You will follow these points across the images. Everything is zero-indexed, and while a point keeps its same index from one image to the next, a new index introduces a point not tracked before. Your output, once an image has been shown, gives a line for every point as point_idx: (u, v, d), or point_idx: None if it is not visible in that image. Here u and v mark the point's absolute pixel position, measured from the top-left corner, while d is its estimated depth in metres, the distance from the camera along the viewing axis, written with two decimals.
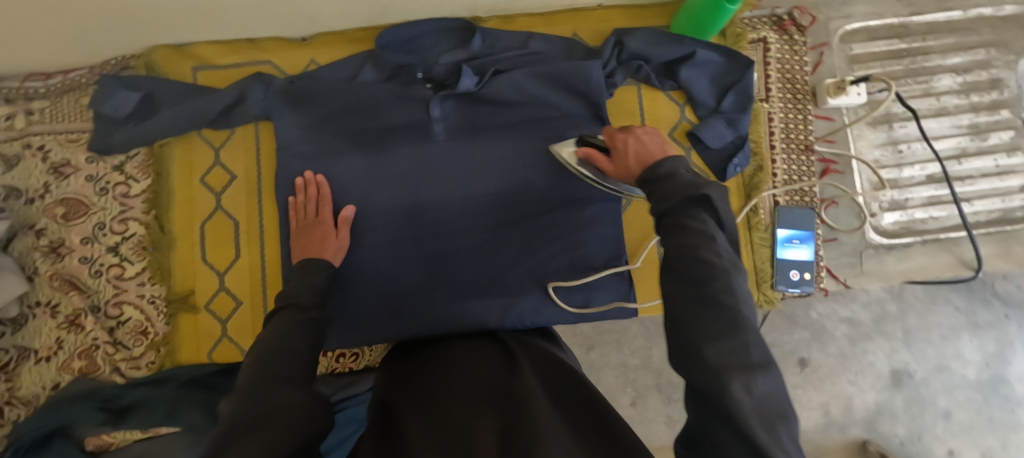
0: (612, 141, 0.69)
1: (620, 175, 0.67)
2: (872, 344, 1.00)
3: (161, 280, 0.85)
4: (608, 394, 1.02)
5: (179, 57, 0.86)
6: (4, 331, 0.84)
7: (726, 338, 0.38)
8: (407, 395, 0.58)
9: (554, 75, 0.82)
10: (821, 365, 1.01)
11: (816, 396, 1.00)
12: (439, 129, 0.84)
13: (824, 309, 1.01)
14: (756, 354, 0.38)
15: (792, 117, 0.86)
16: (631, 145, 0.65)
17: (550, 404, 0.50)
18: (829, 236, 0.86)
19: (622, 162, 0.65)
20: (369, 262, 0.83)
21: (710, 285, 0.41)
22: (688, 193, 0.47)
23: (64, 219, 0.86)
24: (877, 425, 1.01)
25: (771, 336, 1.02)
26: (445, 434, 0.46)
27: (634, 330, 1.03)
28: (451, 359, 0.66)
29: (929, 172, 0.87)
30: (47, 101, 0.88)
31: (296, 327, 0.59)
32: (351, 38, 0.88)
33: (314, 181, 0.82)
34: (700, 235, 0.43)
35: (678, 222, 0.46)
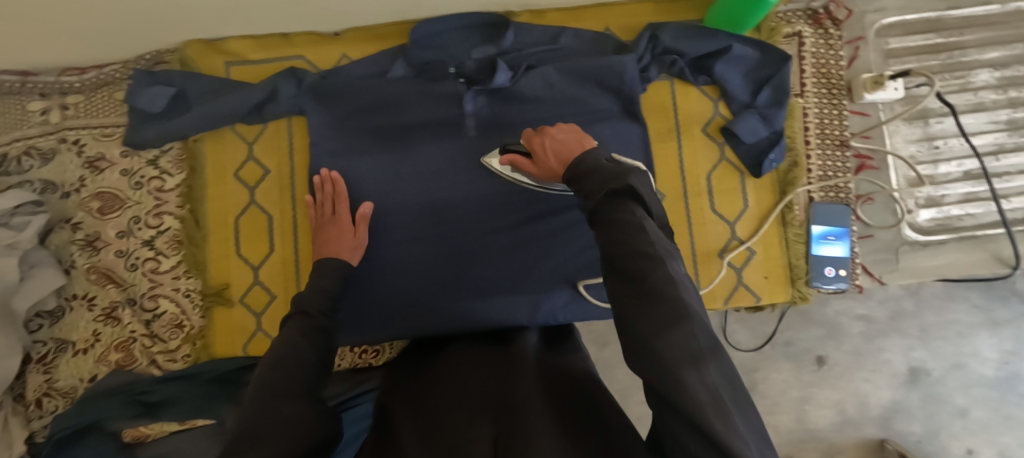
0: (530, 146, 0.68)
1: (546, 176, 0.66)
2: (887, 341, 1.02)
3: (196, 274, 0.85)
4: (629, 390, 1.03)
5: (211, 52, 0.86)
6: (42, 323, 0.86)
7: (672, 332, 0.37)
8: (411, 397, 0.60)
9: (587, 70, 0.81)
10: (838, 362, 1.04)
11: (831, 394, 1.03)
12: (471, 124, 0.84)
13: (840, 304, 1.03)
14: (703, 340, 0.37)
15: (827, 113, 0.85)
16: (549, 147, 0.65)
17: (553, 411, 0.50)
18: (863, 232, 0.85)
19: (545, 163, 0.65)
20: (394, 258, 0.83)
21: (652, 280, 0.40)
22: (613, 187, 0.46)
23: (99, 213, 0.87)
24: (893, 425, 1.02)
25: (786, 334, 1.04)
26: (447, 442, 0.46)
27: None
28: (453, 363, 0.67)
29: (966, 168, 0.85)
30: (81, 95, 0.88)
31: (302, 334, 0.59)
32: (380, 33, 0.87)
33: (330, 178, 0.82)
34: (623, 226, 0.43)
35: (611, 216, 0.45)
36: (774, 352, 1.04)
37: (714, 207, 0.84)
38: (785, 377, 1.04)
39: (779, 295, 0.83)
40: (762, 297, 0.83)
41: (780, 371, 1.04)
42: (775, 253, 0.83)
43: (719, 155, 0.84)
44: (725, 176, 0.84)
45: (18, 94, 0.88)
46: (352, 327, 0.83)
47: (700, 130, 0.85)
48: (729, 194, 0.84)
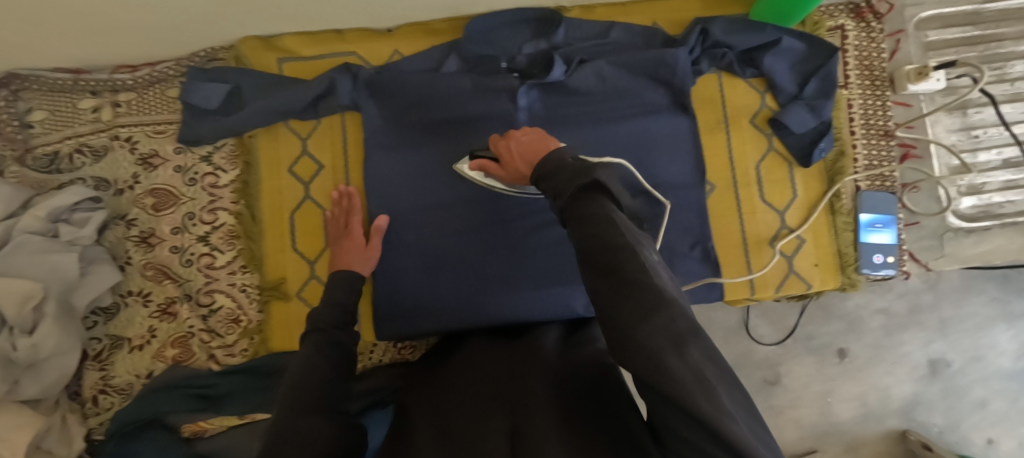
0: (495, 150, 0.68)
1: (514, 178, 0.68)
2: (907, 334, 1.09)
3: (253, 269, 0.86)
4: None
5: (265, 49, 0.87)
6: (97, 321, 0.85)
7: (649, 320, 0.36)
8: (424, 398, 0.60)
9: (639, 63, 0.83)
10: (859, 355, 1.10)
11: (855, 387, 1.09)
12: (524, 118, 0.85)
13: (860, 298, 1.10)
14: (683, 322, 0.36)
15: (870, 104, 0.87)
16: (515, 150, 0.64)
17: (568, 405, 0.49)
18: (909, 220, 0.87)
19: (513, 167, 0.65)
20: (447, 251, 0.84)
21: (624, 270, 0.39)
22: (579, 182, 0.46)
23: (153, 209, 0.87)
24: (916, 416, 1.08)
25: (808, 328, 1.11)
26: (459, 441, 0.46)
27: None
28: (464, 364, 0.67)
29: (1005, 157, 0.87)
30: (133, 93, 0.89)
31: (317, 352, 0.60)
32: (433, 28, 0.88)
33: (348, 192, 0.85)
34: (588, 220, 0.43)
35: (578, 212, 0.44)
36: (796, 346, 1.10)
37: (763, 196, 0.85)
38: (808, 371, 1.10)
39: (829, 282, 0.84)
40: (812, 284, 0.84)
41: (803, 365, 1.10)
42: (825, 241, 0.85)
43: (767, 146, 0.86)
44: (774, 166, 0.86)
45: (68, 92, 0.88)
46: (407, 320, 0.84)
47: (748, 121, 0.86)
48: (778, 183, 0.85)
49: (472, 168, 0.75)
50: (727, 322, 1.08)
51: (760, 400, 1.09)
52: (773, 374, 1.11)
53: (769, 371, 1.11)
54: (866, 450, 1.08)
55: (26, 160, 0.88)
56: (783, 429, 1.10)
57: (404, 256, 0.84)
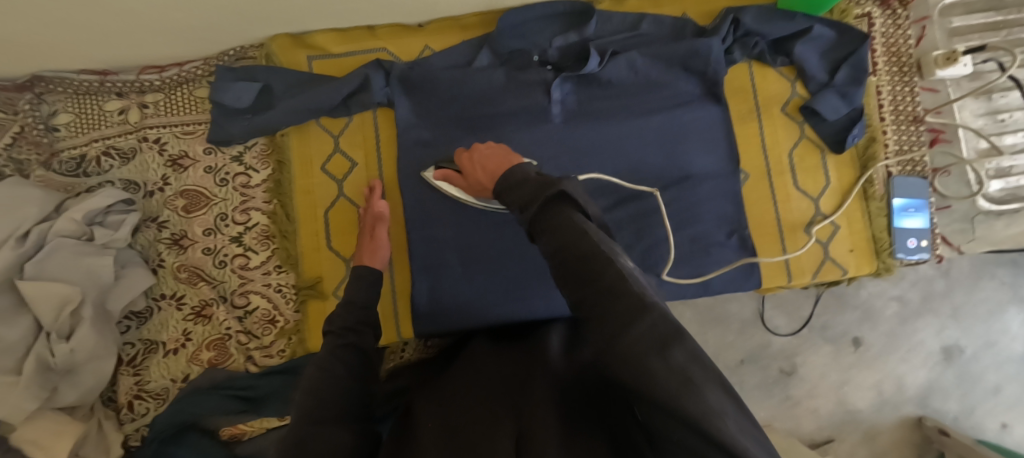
0: (460, 162, 0.74)
1: (474, 188, 0.72)
2: (922, 322, 1.18)
3: (289, 268, 0.85)
4: None
5: (296, 46, 0.86)
6: (130, 325, 0.84)
7: (630, 325, 0.36)
8: (420, 401, 0.60)
9: (672, 54, 0.83)
10: (873, 345, 1.18)
11: (868, 375, 1.18)
12: (558, 111, 0.85)
13: (875, 287, 1.19)
14: (665, 326, 0.36)
15: (899, 90, 0.88)
16: (478, 161, 0.70)
17: (572, 403, 0.48)
18: (940, 204, 0.88)
19: (474, 176, 0.71)
20: (483, 245, 0.84)
21: (603, 278, 0.39)
22: (546, 195, 0.46)
23: (185, 211, 0.86)
24: (931, 402, 1.17)
25: (824, 319, 1.19)
26: (461, 441, 0.45)
27: (688, 316, 1.19)
28: (466, 370, 0.65)
29: None
30: (161, 94, 0.88)
31: (333, 358, 0.59)
32: (464, 23, 0.87)
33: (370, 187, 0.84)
34: (554, 230, 0.43)
35: (547, 223, 0.45)
36: (811, 335, 1.19)
37: (797, 184, 0.86)
38: (824, 361, 1.18)
39: (864, 267, 0.85)
40: (848, 270, 0.85)
41: (819, 354, 1.19)
42: (858, 227, 0.86)
43: (800, 133, 0.86)
44: (806, 154, 0.86)
45: (94, 94, 0.87)
46: (445, 316, 0.83)
47: (780, 110, 0.87)
48: (812, 171, 0.86)
49: (438, 178, 0.80)
50: (743, 314, 1.19)
51: (778, 390, 1.18)
52: (790, 365, 1.19)
53: (786, 361, 1.19)
54: (884, 437, 1.17)
55: (52, 164, 0.86)
56: (802, 420, 1.17)
57: (442, 252, 0.84)
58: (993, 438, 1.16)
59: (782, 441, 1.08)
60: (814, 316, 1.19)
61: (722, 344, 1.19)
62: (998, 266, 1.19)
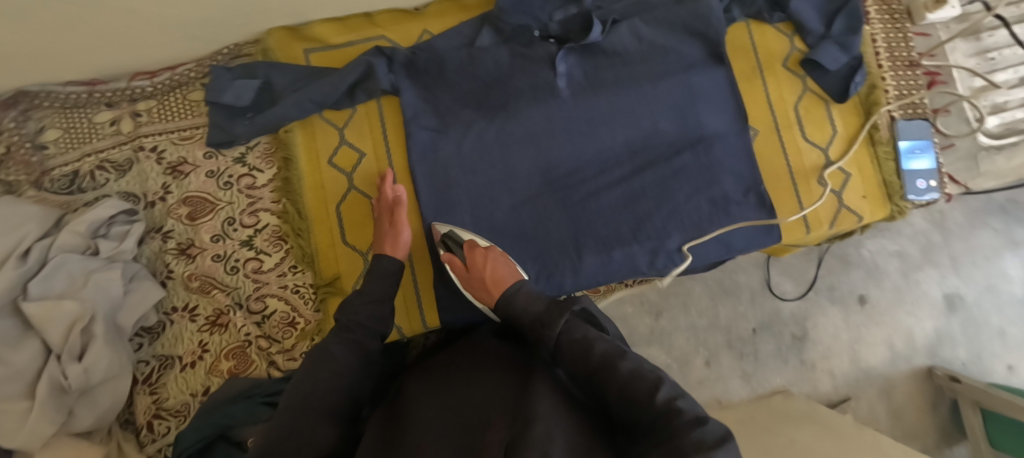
0: (472, 254, 0.73)
1: (473, 285, 0.72)
2: (923, 273, 1.21)
3: (305, 267, 0.83)
4: (686, 357, 1.18)
5: (294, 39, 0.84)
6: (142, 342, 0.81)
7: (689, 430, 0.44)
8: (416, 393, 0.59)
9: (673, 18, 0.85)
10: (880, 301, 1.20)
11: (877, 331, 1.19)
12: (564, 85, 0.84)
13: (874, 245, 1.22)
14: (714, 432, 0.44)
15: (892, 36, 0.90)
16: (488, 267, 0.70)
17: (565, 411, 0.50)
18: (944, 143, 0.91)
19: (478, 277, 0.70)
20: (504, 226, 0.83)
21: (650, 391, 0.48)
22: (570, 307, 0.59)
23: (189, 219, 0.83)
24: (941, 352, 1.19)
25: (829, 279, 1.21)
26: (463, 440, 0.46)
27: (699, 291, 1.20)
28: (457, 363, 0.66)
29: (1022, 75, 0.89)
30: (154, 101, 0.85)
31: (332, 347, 0.57)
32: (463, 4, 0.88)
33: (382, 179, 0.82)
34: (580, 345, 0.54)
35: (568, 339, 0.55)
36: (819, 297, 1.20)
37: (806, 136, 0.87)
38: (835, 321, 1.19)
39: (878, 212, 0.87)
40: (863, 216, 0.86)
41: (829, 316, 1.20)
42: (869, 173, 0.87)
43: (802, 87, 0.87)
44: (812, 106, 0.87)
45: (83, 106, 0.84)
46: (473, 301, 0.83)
47: (781, 65, 0.88)
48: (818, 122, 0.87)
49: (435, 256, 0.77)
50: (751, 283, 1.21)
51: (793, 356, 1.19)
52: (802, 329, 1.20)
53: (798, 326, 1.20)
54: (899, 391, 1.18)
55: (43, 183, 0.82)
56: (819, 382, 1.18)
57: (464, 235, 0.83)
58: (1002, 381, 1.18)
59: (803, 404, 1.08)
60: (818, 278, 1.21)
61: (734, 314, 1.20)
62: (991, 212, 1.21)
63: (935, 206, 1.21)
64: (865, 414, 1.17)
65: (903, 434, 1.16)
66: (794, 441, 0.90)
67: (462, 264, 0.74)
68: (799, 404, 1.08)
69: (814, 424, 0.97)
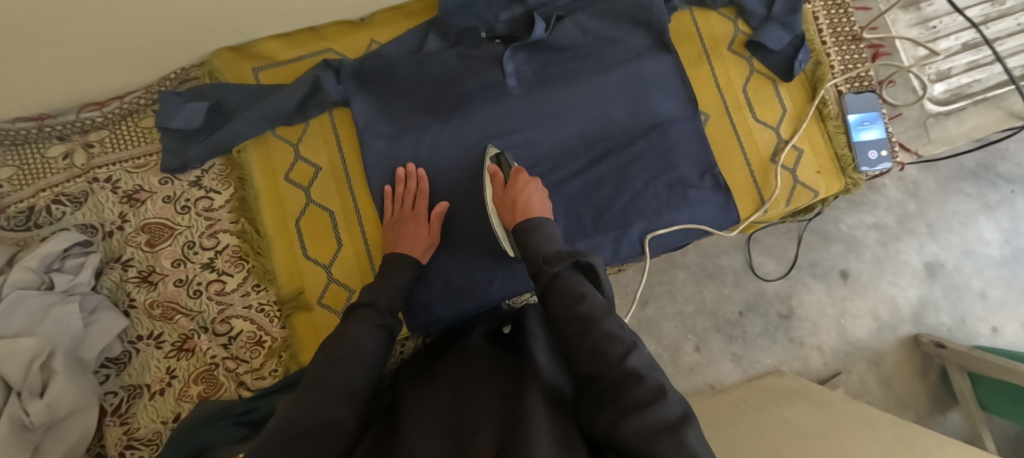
0: (516, 176, 0.78)
1: (505, 202, 0.77)
2: (902, 243, 1.22)
3: (268, 285, 0.82)
4: (675, 344, 1.19)
5: (240, 59, 0.85)
6: (109, 374, 0.80)
7: (652, 407, 0.46)
8: (416, 387, 0.63)
9: (615, 11, 0.86)
10: (861, 274, 1.21)
11: (862, 302, 1.20)
12: (514, 83, 0.86)
13: (852, 219, 1.23)
14: (677, 411, 0.47)
15: (834, 13, 0.91)
16: (525, 193, 0.76)
17: (552, 396, 0.53)
18: (892, 114, 0.92)
19: (512, 197, 0.76)
20: (468, 225, 0.85)
21: (622, 356, 0.52)
22: (578, 259, 0.62)
23: (149, 246, 0.83)
24: (927, 319, 1.20)
25: (810, 256, 1.22)
26: (461, 423, 0.50)
27: (682, 278, 1.21)
28: (451, 364, 0.67)
29: (964, 41, 0.92)
30: (105, 131, 0.85)
31: (346, 337, 0.63)
32: (409, 11, 0.88)
33: (416, 174, 0.83)
34: (572, 297, 0.58)
35: (566, 285, 0.60)
36: (801, 274, 1.21)
37: (756, 116, 0.88)
38: (819, 297, 1.20)
39: (833, 186, 0.87)
40: (819, 190, 0.87)
41: (813, 292, 1.21)
42: (821, 147, 0.88)
43: (749, 68, 0.89)
44: (760, 87, 0.88)
45: (34, 142, 0.84)
46: (438, 304, 0.85)
47: (726, 49, 0.89)
48: (768, 102, 0.88)
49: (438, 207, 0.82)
50: (734, 266, 1.21)
51: (780, 334, 1.19)
52: (787, 308, 1.20)
53: (783, 305, 1.20)
54: (888, 361, 1.18)
55: None
56: (809, 358, 1.19)
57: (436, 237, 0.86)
58: (988, 343, 1.19)
59: (794, 381, 1.09)
60: (799, 256, 1.22)
61: (719, 297, 1.20)
62: (964, 178, 1.23)
63: (908, 176, 1.23)
64: (857, 386, 1.17)
65: (897, 404, 1.17)
66: (784, 419, 0.90)
67: (502, 182, 0.80)
68: (791, 382, 1.08)
69: (805, 400, 0.97)
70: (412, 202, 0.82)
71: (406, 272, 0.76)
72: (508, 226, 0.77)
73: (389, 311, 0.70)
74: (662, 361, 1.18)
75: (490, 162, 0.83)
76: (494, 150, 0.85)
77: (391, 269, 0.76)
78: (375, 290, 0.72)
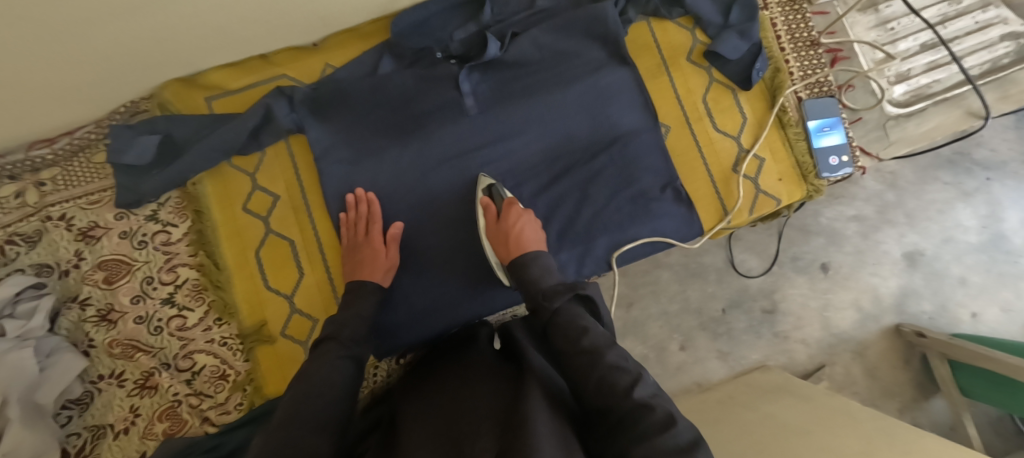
0: (508, 208, 0.78)
1: (498, 237, 0.77)
2: (882, 233, 1.22)
3: (229, 319, 0.81)
4: (661, 343, 1.19)
5: (190, 90, 0.84)
6: (71, 415, 0.79)
7: (663, 433, 0.46)
8: (411, 402, 0.62)
9: (571, 24, 0.85)
10: (843, 266, 1.21)
11: (845, 294, 1.20)
12: (471, 103, 0.85)
13: (832, 212, 1.22)
14: (685, 437, 0.47)
15: (792, 18, 0.91)
16: (518, 226, 0.76)
17: (554, 406, 0.53)
18: (852, 118, 0.92)
19: (505, 232, 0.76)
20: (432, 246, 0.84)
21: (628, 388, 0.52)
22: (576, 292, 0.62)
23: (106, 283, 0.81)
24: (909, 308, 1.21)
25: (792, 251, 1.21)
26: (458, 431, 0.49)
27: (666, 279, 1.20)
28: (446, 373, 0.66)
29: (922, 41, 0.92)
30: (57, 168, 0.83)
31: (322, 370, 0.62)
32: (362, 33, 0.87)
33: (365, 198, 0.82)
34: (575, 331, 0.58)
35: (567, 320, 0.59)
36: (784, 269, 1.21)
37: (717, 126, 0.88)
38: (803, 290, 1.20)
39: (795, 193, 0.87)
40: (781, 199, 0.87)
41: (796, 286, 1.21)
42: (782, 155, 0.88)
43: (708, 78, 0.88)
44: (719, 96, 0.88)
45: None
46: (404, 329, 0.84)
47: (685, 59, 0.89)
48: (728, 111, 0.88)
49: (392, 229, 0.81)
50: (717, 263, 1.20)
51: (765, 330, 1.19)
52: (771, 303, 1.20)
53: (767, 300, 1.20)
54: (872, 351, 1.19)
55: None
56: (794, 352, 1.19)
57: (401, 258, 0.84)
58: (968, 329, 1.20)
59: (779, 376, 1.09)
60: (781, 251, 1.21)
61: (704, 295, 1.20)
62: (942, 165, 1.23)
63: (886, 167, 1.22)
64: (842, 378, 1.18)
65: (882, 393, 1.18)
66: (769, 416, 0.91)
67: (495, 214, 0.79)
68: (775, 378, 1.08)
69: (789, 395, 0.98)
70: (365, 229, 0.81)
71: (369, 298, 0.75)
72: (502, 260, 0.77)
73: (355, 341, 0.69)
74: (648, 361, 1.17)
75: (482, 194, 0.82)
76: (487, 179, 0.84)
77: (353, 298, 0.74)
78: (338, 322, 0.70)
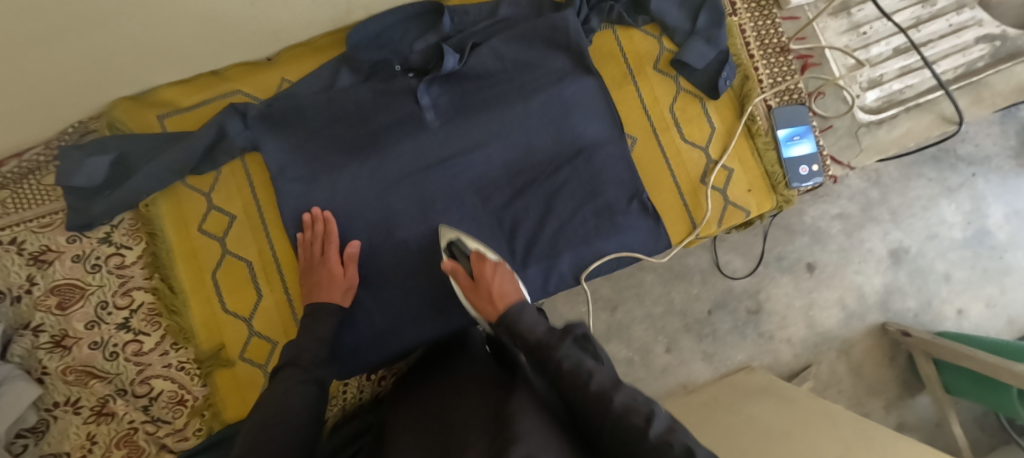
0: (480, 265, 0.74)
1: (478, 298, 0.72)
2: (867, 230, 1.20)
3: (185, 343, 0.80)
4: (646, 346, 1.17)
5: (142, 108, 0.82)
6: (27, 444, 0.76)
7: None
8: (400, 416, 0.60)
9: (533, 33, 0.83)
10: (827, 265, 1.19)
11: (830, 292, 1.19)
12: (432, 116, 0.82)
13: (815, 211, 1.20)
14: None
15: (761, 24, 0.89)
16: (495, 283, 0.72)
17: (544, 413, 0.51)
18: (823, 126, 0.90)
19: (486, 291, 0.71)
20: (397, 262, 0.82)
21: (642, 427, 0.47)
22: (574, 332, 0.60)
23: (59, 309, 0.79)
24: (894, 305, 1.20)
25: (777, 250, 1.19)
26: (445, 442, 0.48)
27: (650, 280, 1.17)
28: (435, 384, 0.64)
29: (895, 45, 0.90)
30: (6, 190, 0.80)
31: (288, 396, 0.61)
32: (317, 46, 0.85)
33: (322, 217, 0.80)
34: (578, 376, 0.54)
35: (571, 365, 0.55)
36: (768, 269, 1.19)
37: (684, 137, 0.86)
38: (787, 290, 1.18)
39: (764, 205, 0.86)
40: (751, 210, 0.85)
41: (780, 286, 1.19)
42: (751, 164, 0.86)
43: (675, 87, 0.86)
44: (686, 105, 0.86)
45: None
46: (366, 349, 0.82)
47: (652, 68, 0.87)
48: (695, 120, 0.86)
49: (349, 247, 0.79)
50: (701, 264, 1.18)
51: (750, 330, 1.18)
52: (756, 303, 1.18)
53: (751, 301, 1.18)
54: (857, 349, 1.18)
55: None
56: (779, 352, 1.18)
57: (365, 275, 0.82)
58: (953, 325, 1.19)
59: (763, 377, 1.08)
60: (766, 251, 1.19)
61: (688, 297, 1.18)
62: (928, 161, 1.20)
63: (870, 165, 1.20)
64: (827, 377, 1.17)
65: (868, 390, 1.17)
66: (752, 418, 0.89)
67: (467, 276, 0.75)
68: (760, 380, 1.06)
69: (771, 397, 0.97)
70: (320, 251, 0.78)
71: (329, 320, 0.73)
72: (489, 320, 0.72)
73: (316, 363, 0.67)
74: (633, 365, 1.15)
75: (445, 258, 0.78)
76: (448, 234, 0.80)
77: (312, 322, 0.73)
78: (296, 346, 0.69)
